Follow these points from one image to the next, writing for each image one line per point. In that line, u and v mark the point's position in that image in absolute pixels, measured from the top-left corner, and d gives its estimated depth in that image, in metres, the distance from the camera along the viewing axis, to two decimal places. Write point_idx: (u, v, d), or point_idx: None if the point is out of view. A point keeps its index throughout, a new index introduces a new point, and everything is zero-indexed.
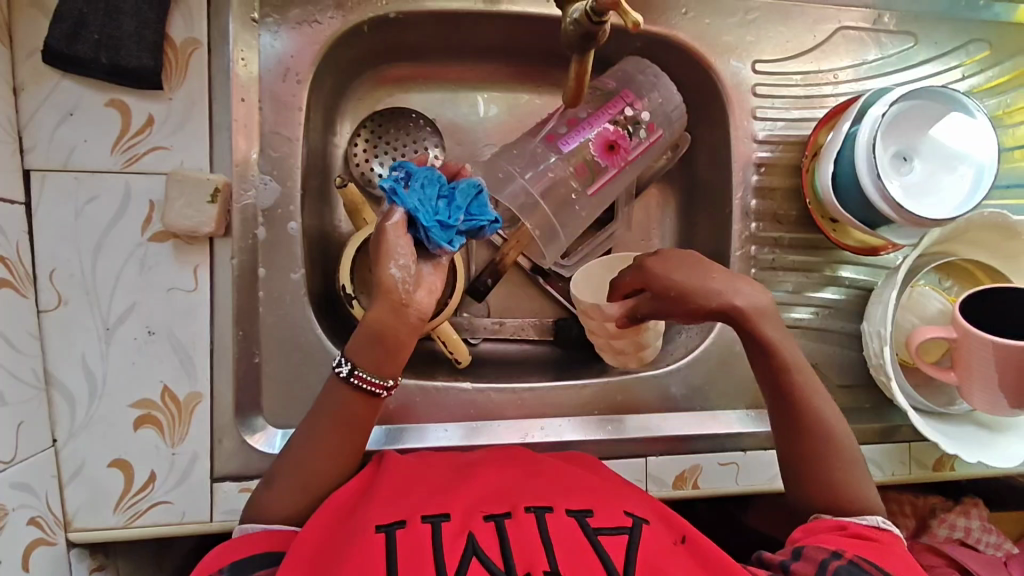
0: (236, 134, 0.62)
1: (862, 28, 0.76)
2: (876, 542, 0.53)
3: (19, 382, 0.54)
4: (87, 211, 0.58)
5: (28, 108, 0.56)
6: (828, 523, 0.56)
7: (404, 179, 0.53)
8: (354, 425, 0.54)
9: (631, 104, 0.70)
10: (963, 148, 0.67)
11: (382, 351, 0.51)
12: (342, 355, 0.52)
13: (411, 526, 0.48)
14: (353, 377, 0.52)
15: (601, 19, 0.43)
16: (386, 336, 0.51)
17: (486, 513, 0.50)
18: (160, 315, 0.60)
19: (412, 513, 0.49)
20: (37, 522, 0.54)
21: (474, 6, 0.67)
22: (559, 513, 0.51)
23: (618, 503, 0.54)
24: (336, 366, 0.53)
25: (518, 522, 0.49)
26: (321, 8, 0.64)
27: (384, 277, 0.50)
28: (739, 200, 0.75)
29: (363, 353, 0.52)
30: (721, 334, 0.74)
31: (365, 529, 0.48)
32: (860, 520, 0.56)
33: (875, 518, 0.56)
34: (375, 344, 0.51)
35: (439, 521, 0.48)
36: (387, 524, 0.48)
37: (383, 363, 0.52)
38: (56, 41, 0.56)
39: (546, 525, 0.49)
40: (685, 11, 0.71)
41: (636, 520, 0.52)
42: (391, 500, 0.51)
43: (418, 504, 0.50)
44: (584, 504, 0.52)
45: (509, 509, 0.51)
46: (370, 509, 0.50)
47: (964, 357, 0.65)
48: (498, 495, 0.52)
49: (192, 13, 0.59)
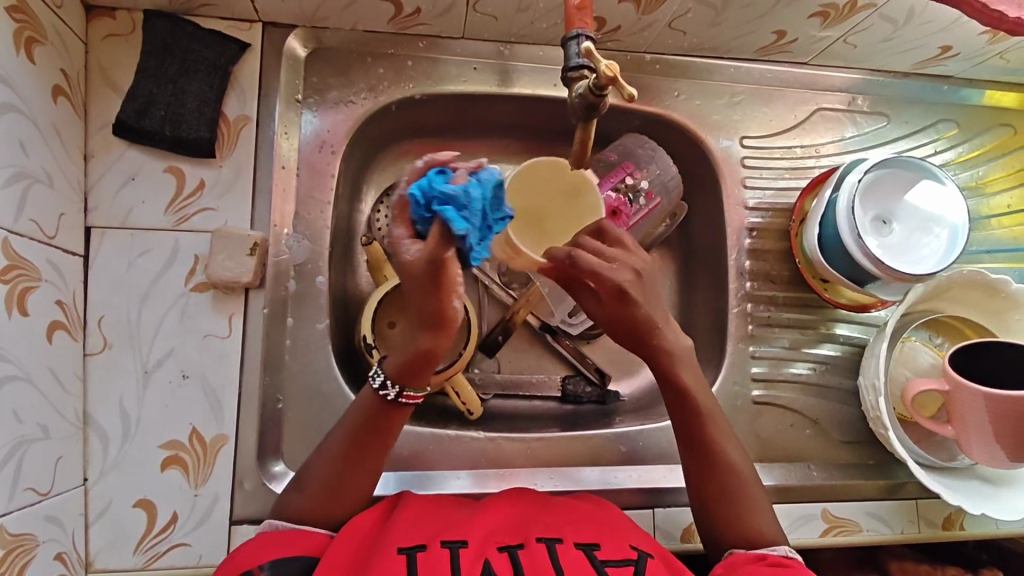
0: (275, 197, 0.69)
1: (839, 109, 0.84)
2: (792, 568, 0.56)
3: (62, 418, 0.57)
4: (138, 264, 0.64)
5: (96, 173, 0.64)
6: (747, 556, 0.57)
7: (464, 209, 0.41)
8: (383, 437, 0.58)
9: (631, 173, 0.77)
10: (937, 212, 0.73)
11: (423, 370, 0.54)
12: (387, 380, 0.55)
13: (430, 548, 0.51)
14: (400, 398, 0.55)
15: (603, 93, 0.50)
16: (431, 360, 0.52)
17: (499, 544, 0.54)
18: (194, 360, 0.64)
19: (432, 539, 0.52)
20: (62, 558, 0.56)
21: (489, 88, 0.76)
22: (568, 545, 0.54)
23: (622, 537, 0.57)
24: (381, 391, 0.55)
25: (529, 551, 0.53)
26: (355, 91, 0.73)
27: (447, 308, 0.45)
28: (734, 261, 0.80)
29: (409, 379, 0.54)
30: (722, 389, 0.78)
31: (387, 550, 0.51)
32: (774, 551, 0.59)
33: (782, 548, 0.59)
34: (418, 370, 0.54)
35: (457, 546, 0.52)
36: (408, 547, 0.51)
37: (421, 377, 0.55)
38: (127, 117, 0.64)
39: (557, 554, 0.52)
40: (678, 93, 0.80)
41: (640, 553, 0.55)
42: (411, 527, 0.54)
43: (437, 533, 0.54)
44: (591, 539, 0.56)
45: (522, 541, 0.54)
46: (392, 533, 0.53)
47: (958, 411, 0.67)
48: (510, 529, 0.56)
49: (245, 94, 0.68)
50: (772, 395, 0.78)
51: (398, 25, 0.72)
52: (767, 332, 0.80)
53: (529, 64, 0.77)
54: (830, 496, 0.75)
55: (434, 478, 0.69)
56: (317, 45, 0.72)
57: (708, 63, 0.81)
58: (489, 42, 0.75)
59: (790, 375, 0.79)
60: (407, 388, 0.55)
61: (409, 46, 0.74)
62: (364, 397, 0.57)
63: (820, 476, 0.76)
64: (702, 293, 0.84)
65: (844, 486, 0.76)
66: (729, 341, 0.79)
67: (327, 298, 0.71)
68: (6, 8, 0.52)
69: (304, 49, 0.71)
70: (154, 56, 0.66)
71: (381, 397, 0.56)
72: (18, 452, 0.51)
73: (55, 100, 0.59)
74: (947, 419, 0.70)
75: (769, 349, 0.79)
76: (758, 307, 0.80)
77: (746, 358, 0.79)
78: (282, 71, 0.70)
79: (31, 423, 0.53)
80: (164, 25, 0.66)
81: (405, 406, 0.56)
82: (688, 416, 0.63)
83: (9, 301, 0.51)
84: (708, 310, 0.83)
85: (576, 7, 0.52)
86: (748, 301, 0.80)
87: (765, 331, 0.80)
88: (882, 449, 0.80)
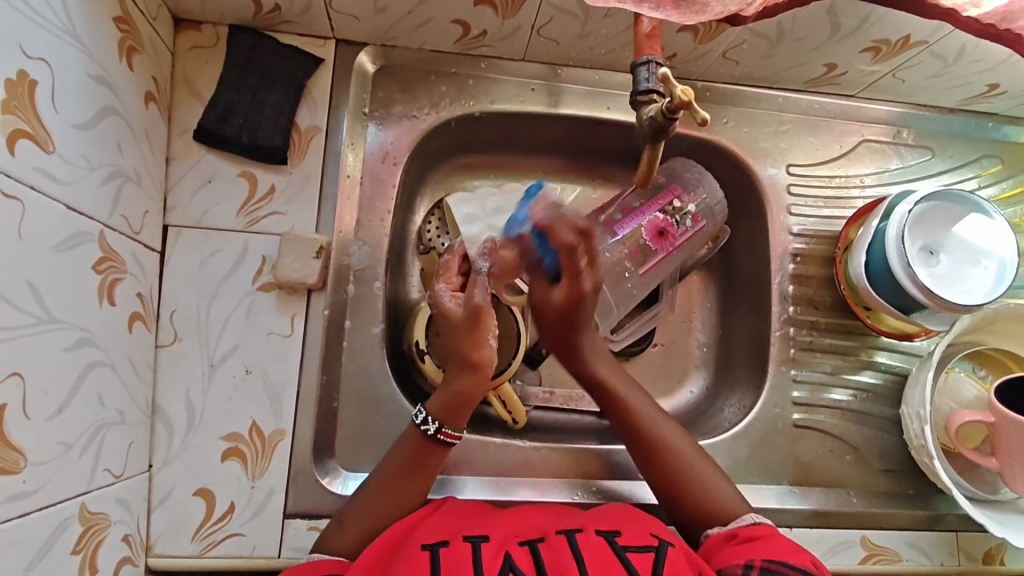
0: (340, 203, 0.72)
1: (884, 141, 0.86)
2: (759, 539, 0.58)
3: (135, 405, 0.60)
4: (210, 262, 0.67)
5: (176, 174, 0.67)
6: (721, 537, 0.61)
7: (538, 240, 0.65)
8: (421, 466, 0.62)
9: (679, 197, 0.78)
10: (984, 244, 0.74)
11: (465, 408, 0.63)
12: (428, 414, 0.62)
13: (453, 544, 0.55)
14: (439, 434, 0.62)
15: (674, 117, 0.53)
16: (467, 398, 0.62)
17: (521, 539, 0.56)
18: (257, 356, 0.67)
19: (454, 536, 0.56)
20: (127, 540, 0.59)
21: (540, 108, 0.79)
22: (589, 533, 0.56)
23: (645, 526, 0.59)
24: (421, 424, 0.62)
25: (549, 544, 0.55)
26: (419, 106, 0.76)
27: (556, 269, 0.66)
28: (777, 286, 0.82)
29: (449, 415, 0.62)
30: (763, 410, 0.79)
31: (412, 547, 0.55)
32: (741, 522, 0.62)
33: (749, 517, 0.62)
34: (452, 400, 0.62)
35: (478, 541, 0.55)
36: (431, 544, 0.55)
37: (460, 416, 0.63)
38: (208, 123, 0.68)
39: (575, 543, 0.55)
40: (726, 120, 0.82)
41: (661, 541, 0.57)
42: (437, 527, 0.58)
43: (461, 530, 0.57)
44: (612, 527, 0.58)
45: (542, 536, 0.57)
46: (418, 532, 0.57)
47: (1005, 442, 0.67)
48: (532, 528, 0.59)
49: (317, 106, 0.72)
50: (811, 420, 0.79)
51: (464, 46, 0.75)
52: (808, 356, 0.81)
53: (584, 86, 0.79)
54: (869, 523, 0.76)
55: (479, 484, 0.71)
56: (385, 62, 0.75)
57: (757, 92, 0.83)
58: (545, 64, 0.78)
59: (830, 402, 0.80)
60: (447, 425, 0.62)
61: (470, 66, 0.77)
62: (408, 439, 0.62)
63: (859, 503, 0.76)
64: (743, 316, 0.86)
65: (882, 514, 0.76)
66: (770, 364, 0.80)
67: (382, 304, 0.73)
68: (114, 18, 0.56)
69: (373, 65, 0.75)
70: (236, 67, 0.70)
71: (423, 432, 0.62)
72: (99, 435, 0.54)
73: (147, 104, 0.63)
74: (993, 452, 0.70)
75: (810, 374, 0.80)
76: (800, 331, 0.81)
77: (787, 381, 0.80)
78: (352, 86, 0.74)
79: (112, 407, 0.56)
80: (246, 39, 0.70)
81: (444, 442, 0.62)
82: (617, 414, 0.68)
83: (101, 290, 0.54)
84: (749, 332, 0.84)
85: (646, 36, 0.57)
86: (791, 324, 0.81)
87: (806, 355, 0.81)
88: (922, 480, 0.80)
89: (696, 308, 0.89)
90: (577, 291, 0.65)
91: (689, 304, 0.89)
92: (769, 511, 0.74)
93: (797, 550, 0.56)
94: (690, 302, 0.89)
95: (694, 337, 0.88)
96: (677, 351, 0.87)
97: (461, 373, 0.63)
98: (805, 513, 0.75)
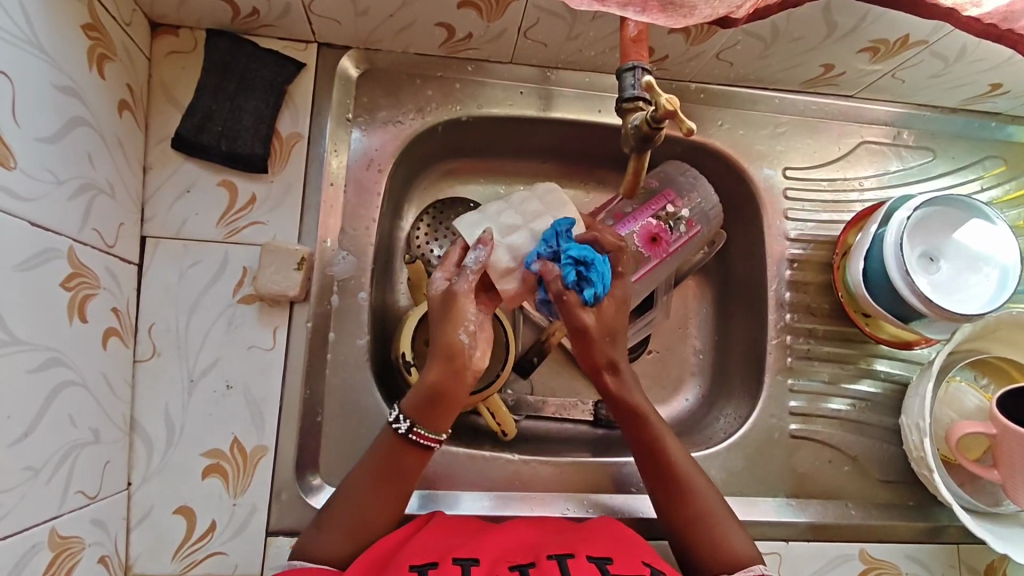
0: (323, 212, 0.70)
1: (883, 142, 0.84)
2: None
3: (110, 422, 0.59)
4: (189, 274, 0.65)
5: (154, 184, 0.66)
6: None
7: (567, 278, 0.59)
8: (395, 469, 0.59)
9: (672, 202, 0.76)
10: (986, 251, 0.72)
11: (442, 409, 0.58)
12: (400, 412, 0.59)
13: (441, 565, 0.53)
14: (410, 434, 0.59)
15: (659, 126, 0.51)
16: (442, 396, 0.58)
17: (511, 562, 0.55)
18: (238, 370, 0.65)
19: (443, 556, 0.54)
20: (104, 561, 0.57)
21: (530, 111, 0.77)
22: (580, 558, 0.55)
23: (637, 554, 0.58)
24: (394, 424, 0.59)
25: (540, 568, 0.54)
26: (404, 111, 0.74)
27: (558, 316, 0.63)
28: (773, 292, 0.80)
29: (423, 415, 0.58)
30: (759, 420, 0.77)
31: (400, 566, 0.53)
32: (748, 573, 0.59)
33: (759, 568, 0.59)
34: (426, 396, 0.58)
35: (468, 564, 0.54)
36: (420, 564, 0.53)
37: (432, 416, 0.58)
38: (186, 131, 0.66)
39: (568, 568, 0.53)
40: (721, 123, 0.80)
41: (653, 571, 0.56)
42: (427, 544, 0.56)
43: (450, 550, 0.56)
44: (604, 553, 0.57)
45: (533, 559, 0.55)
46: (406, 550, 0.56)
47: (1007, 456, 0.66)
48: (523, 549, 0.57)
49: (298, 113, 0.70)
50: (808, 430, 0.77)
51: (450, 48, 0.73)
52: (806, 365, 0.79)
53: (574, 89, 0.77)
54: (868, 535, 0.74)
55: (466, 498, 0.69)
56: (369, 66, 0.73)
57: (753, 94, 0.81)
58: (534, 67, 0.76)
59: (829, 411, 0.78)
60: (419, 425, 0.59)
61: (456, 70, 0.75)
62: (382, 441, 0.60)
63: (858, 515, 0.75)
64: (739, 323, 0.84)
65: (882, 526, 0.74)
66: (767, 373, 0.78)
67: (367, 314, 0.71)
68: (83, 26, 0.55)
69: (356, 70, 0.73)
70: (215, 73, 0.68)
71: (395, 431, 0.59)
72: (70, 456, 0.52)
73: (121, 113, 0.61)
74: (995, 464, 0.68)
75: (808, 383, 0.78)
76: (797, 339, 0.79)
77: (784, 391, 0.78)
78: (335, 91, 0.72)
79: (84, 427, 0.54)
80: (225, 44, 0.68)
81: (421, 446, 0.59)
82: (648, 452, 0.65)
83: (71, 308, 0.53)
84: (746, 340, 0.82)
85: (632, 41, 0.55)
86: (787, 332, 0.79)
87: (804, 364, 0.79)
88: (923, 491, 0.78)
89: (691, 314, 0.87)
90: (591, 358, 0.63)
91: (684, 310, 0.87)
92: (765, 524, 0.72)
93: None
94: (685, 308, 0.87)
95: (689, 344, 0.86)
96: (671, 358, 0.85)
97: (433, 365, 0.58)
98: (801, 526, 0.73)
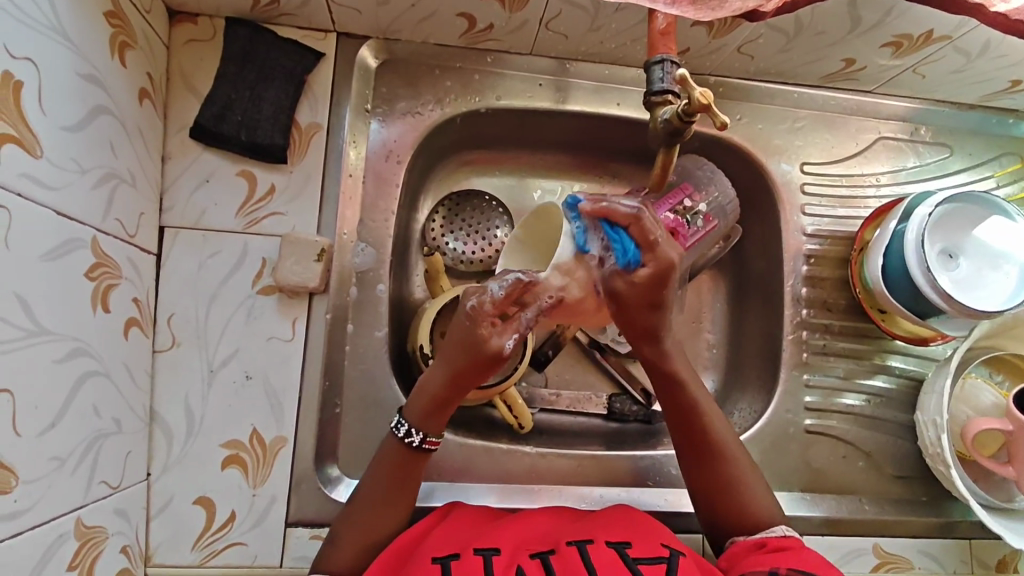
0: (342, 204, 0.70)
1: (901, 138, 0.83)
2: (789, 551, 0.56)
3: (132, 413, 0.58)
4: (209, 264, 0.65)
5: (172, 174, 0.65)
6: (747, 543, 0.59)
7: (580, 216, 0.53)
8: (410, 476, 0.59)
9: (689, 196, 0.74)
10: (1005, 247, 0.72)
11: (444, 412, 0.59)
12: (412, 426, 0.58)
13: (463, 556, 0.54)
14: (425, 443, 0.59)
15: (690, 119, 0.51)
16: (450, 403, 0.58)
17: (532, 550, 0.55)
18: (258, 361, 0.65)
19: (465, 547, 0.55)
20: (126, 551, 0.57)
21: (547, 103, 0.76)
22: (600, 543, 0.56)
23: (656, 536, 0.58)
24: (405, 438, 0.59)
25: (560, 555, 0.54)
26: (423, 102, 0.74)
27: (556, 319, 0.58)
28: (789, 288, 0.80)
29: (432, 424, 0.59)
30: (775, 414, 0.77)
31: (423, 559, 0.54)
32: (771, 533, 0.59)
33: (779, 528, 0.60)
34: (439, 412, 0.59)
35: (489, 554, 0.54)
36: (442, 556, 0.54)
37: (442, 422, 0.60)
38: (206, 121, 0.66)
39: (587, 555, 0.54)
40: (739, 117, 0.80)
41: (673, 551, 0.56)
42: (448, 536, 0.57)
43: (471, 540, 0.56)
44: (622, 538, 0.57)
45: (553, 547, 0.56)
46: (428, 542, 0.56)
47: (1022, 450, 0.66)
48: (541, 537, 0.57)
49: (317, 103, 0.70)
50: (823, 425, 0.77)
51: (469, 39, 0.72)
52: (822, 361, 0.79)
53: (593, 82, 0.77)
54: (882, 530, 0.74)
55: (483, 490, 0.70)
56: (388, 56, 0.73)
57: (772, 88, 0.80)
58: (552, 58, 0.76)
59: (843, 407, 0.78)
60: (430, 433, 0.59)
61: (475, 60, 0.75)
62: (388, 449, 0.60)
63: (872, 510, 0.75)
64: (755, 318, 0.84)
65: (896, 521, 0.75)
66: (783, 368, 0.78)
67: (386, 307, 0.71)
68: (105, 13, 0.54)
69: (375, 60, 0.73)
70: (233, 62, 0.67)
71: (407, 444, 0.59)
72: (94, 447, 0.52)
73: (141, 102, 0.61)
74: (1009, 460, 0.68)
75: (823, 378, 0.79)
76: (813, 335, 0.79)
77: (799, 386, 0.78)
78: (354, 81, 0.71)
79: (107, 417, 0.54)
80: (244, 32, 0.68)
81: (427, 450, 0.60)
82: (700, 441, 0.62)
83: (95, 297, 0.53)
84: (761, 335, 0.82)
85: (660, 33, 0.55)
86: (804, 328, 0.79)
87: (819, 360, 0.79)
88: (936, 486, 0.78)
89: (705, 309, 0.87)
90: (666, 261, 0.51)
91: (698, 304, 0.87)
92: None
93: (829, 565, 0.55)
94: (699, 302, 0.87)
95: (704, 339, 0.86)
96: (686, 352, 0.85)
97: (437, 371, 0.58)
98: (815, 520, 0.73)
